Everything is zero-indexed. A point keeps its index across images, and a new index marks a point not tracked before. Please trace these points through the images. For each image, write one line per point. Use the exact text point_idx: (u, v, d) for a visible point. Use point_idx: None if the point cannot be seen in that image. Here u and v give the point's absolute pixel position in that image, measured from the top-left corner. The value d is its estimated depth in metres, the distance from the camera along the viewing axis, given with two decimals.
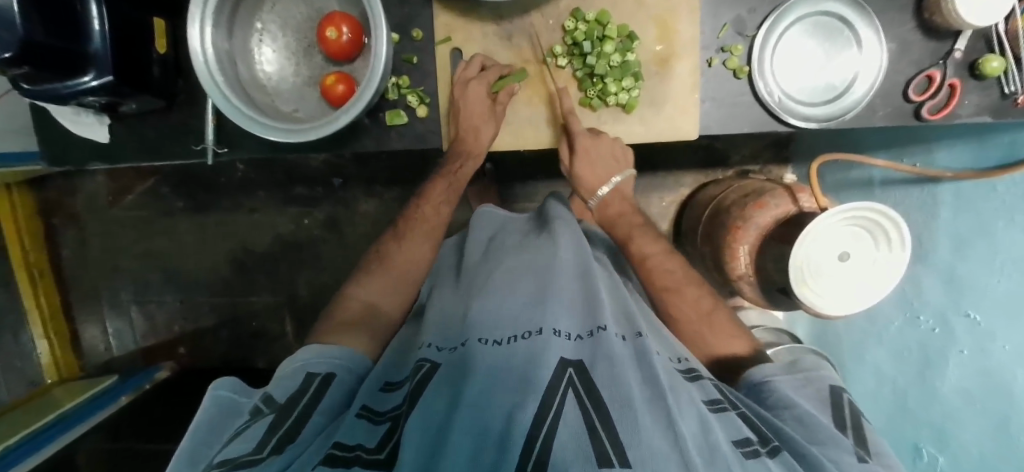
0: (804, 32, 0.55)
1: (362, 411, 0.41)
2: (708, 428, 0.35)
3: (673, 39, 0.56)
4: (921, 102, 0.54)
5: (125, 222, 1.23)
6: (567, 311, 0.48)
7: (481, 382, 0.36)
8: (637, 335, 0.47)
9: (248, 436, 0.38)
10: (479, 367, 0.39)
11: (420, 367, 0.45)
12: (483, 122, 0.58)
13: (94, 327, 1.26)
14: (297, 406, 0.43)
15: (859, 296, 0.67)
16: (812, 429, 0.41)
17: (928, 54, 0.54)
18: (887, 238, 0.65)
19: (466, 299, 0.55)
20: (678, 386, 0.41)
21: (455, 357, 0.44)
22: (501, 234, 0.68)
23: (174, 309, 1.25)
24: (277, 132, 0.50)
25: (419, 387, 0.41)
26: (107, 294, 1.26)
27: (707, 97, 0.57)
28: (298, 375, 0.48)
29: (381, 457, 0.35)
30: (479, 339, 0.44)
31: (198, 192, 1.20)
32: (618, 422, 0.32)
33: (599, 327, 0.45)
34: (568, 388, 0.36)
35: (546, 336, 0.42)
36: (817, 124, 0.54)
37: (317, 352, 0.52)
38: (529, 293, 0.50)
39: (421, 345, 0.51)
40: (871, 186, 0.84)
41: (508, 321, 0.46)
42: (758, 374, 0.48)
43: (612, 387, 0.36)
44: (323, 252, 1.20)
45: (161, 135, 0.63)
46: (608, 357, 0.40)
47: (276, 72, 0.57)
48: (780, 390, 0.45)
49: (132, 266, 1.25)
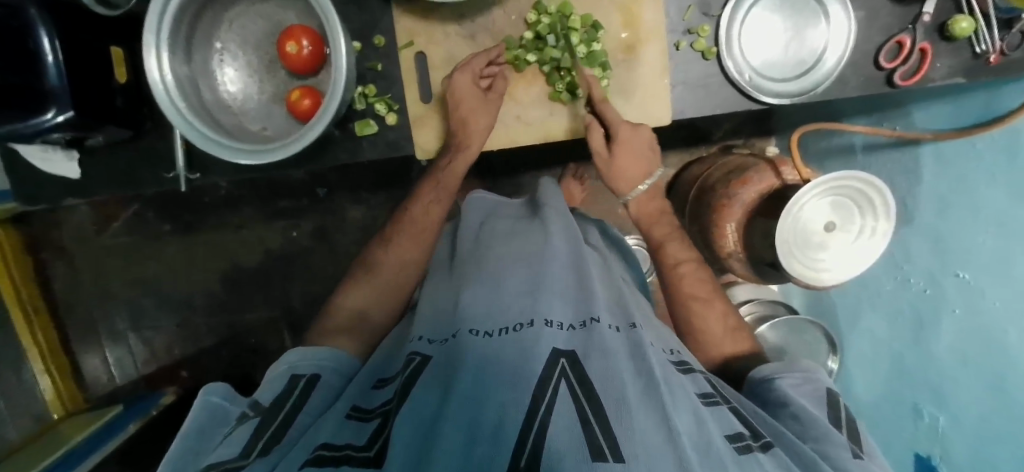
0: (771, 7, 0.53)
1: (352, 411, 0.41)
2: (703, 422, 0.36)
3: (638, 25, 0.55)
4: (893, 68, 0.53)
5: (114, 249, 1.22)
6: (558, 299, 0.48)
7: (473, 377, 0.36)
8: (630, 327, 0.47)
9: (235, 440, 0.37)
10: (470, 359, 0.39)
11: (411, 361, 0.44)
12: (476, 106, 0.55)
13: (95, 357, 1.26)
14: (281, 409, 0.43)
15: (858, 256, 0.67)
16: (806, 426, 0.41)
17: (898, 19, 0.53)
18: (869, 204, 0.66)
19: (454, 293, 0.55)
20: (674, 378, 0.41)
21: (447, 350, 0.44)
22: (491, 222, 0.67)
23: (172, 333, 1.25)
24: (247, 154, 0.49)
25: (410, 382, 0.40)
26: (104, 324, 1.25)
27: (677, 80, 0.56)
28: (281, 377, 0.48)
29: (370, 454, 0.33)
30: (470, 331, 0.44)
31: (183, 214, 1.19)
32: (612, 416, 0.32)
33: (592, 317, 0.46)
34: (561, 380, 0.36)
35: (538, 328, 0.42)
36: (788, 100, 0.53)
37: (305, 354, 0.52)
38: (521, 284, 0.50)
39: (411, 338, 0.51)
40: (853, 151, 0.84)
41: (495, 315, 0.46)
42: (766, 373, 0.49)
43: (606, 380, 0.36)
44: (315, 263, 1.20)
45: (135, 165, 0.63)
46: (601, 350, 0.40)
47: (241, 91, 0.56)
48: (778, 387, 0.46)
49: (126, 294, 1.24)
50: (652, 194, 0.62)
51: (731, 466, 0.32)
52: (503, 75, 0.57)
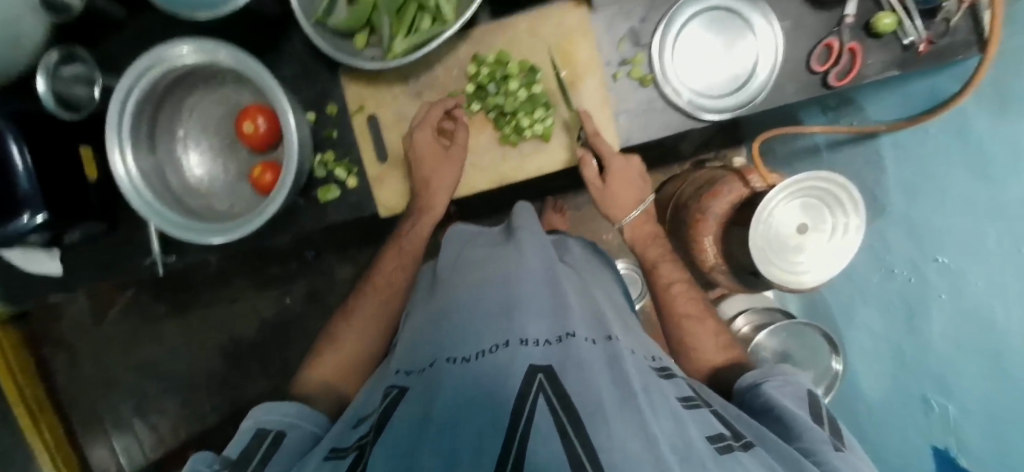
0: (696, 30, 0.56)
1: (330, 452, 0.39)
2: (684, 426, 0.34)
3: (574, 63, 0.57)
4: (826, 70, 0.54)
5: (113, 336, 1.22)
6: (534, 316, 0.45)
7: (448, 406, 0.34)
8: (607, 339, 0.44)
9: None
10: (446, 387, 0.36)
11: (388, 393, 0.42)
12: (437, 162, 0.57)
13: (102, 446, 1.24)
14: (250, 465, 0.40)
15: (834, 256, 0.66)
16: (790, 426, 0.40)
17: (823, 24, 0.55)
18: (840, 203, 0.65)
19: (431, 321, 0.51)
20: (654, 386, 0.39)
21: (422, 381, 0.41)
22: (466, 250, 0.65)
23: (177, 414, 1.24)
24: (214, 232, 0.50)
25: (386, 415, 0.38)
26: (108, 413, 1.24)
27: (621, 109, 0.57)
28: (248, 431, 0.45)
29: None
30: (448, 360, 0.41)
31: (178, 293, 1.20)
32: (587, 422, 0.30)
33: (567, 332, 0.43)
34: (539, 393, 0.33)
35: (513, 348, 0.39)
36: (730, 114, 0.54)
37: (271, 407, 0.48)
38: (495, 305, 0.48)
39: (392, 371, 0.48)
40: (818, 151, 0.85)
41: (472, 339, 0.43)
42: (748, 382, 0.48)
43: (584, 391, 0.34)
44: (310, 326, 1.19)
45: (114, 255, 0.64)
46: (577, 362, 0.38)
47: (207, 174, 0.58)
48: (762, 393, 0.45)
49: (128, 380, 1.24)
50: (645, 218, 0.64)
51: (712, 466, 0.30)
52: (462, 124, 0.58)
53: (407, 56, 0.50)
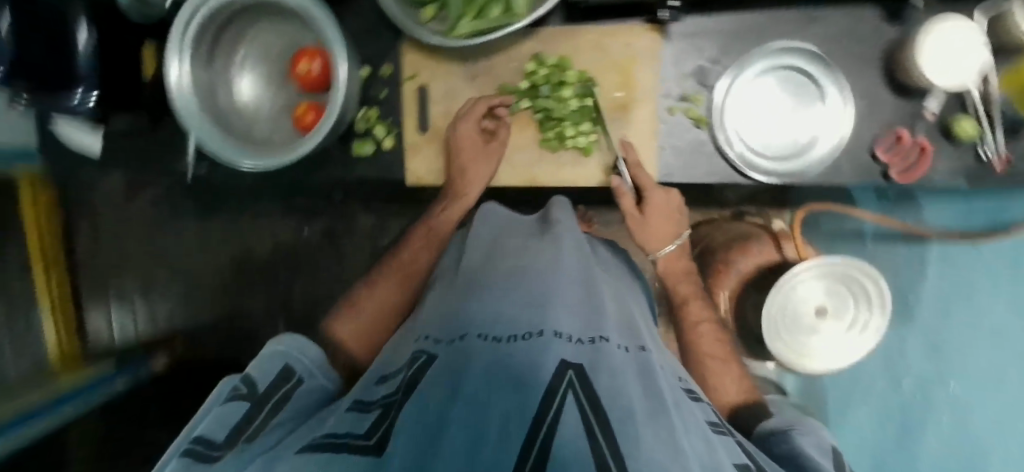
0: (766, 86, 0.54)
1: (354, 404, 0.34)
2: (715, 448, 0.27)
3: (632, 86, 0.56)
4: (889, 163, 0.52)
5: (136, 218, 1.26)
6: (571, 310, 0.36)
7: (475, 382, 0.25)
8: (640, 349, 0.36)
9: (224, 417, 0.35)
10: (475, 365, 0.28)
11: (416, 358, 0.35)
12: (475, 153, 0.58)
13: (100, 316, 1.29)
14: (272, 397, 0.40)
15: (849, 350, 0.64)
16: (806, 470, 0.36)
17: (898, 114, 0.52)
18: (867, 297, 0.63)
19: (463, 288, 0.44)
20: (684, 402, 0.32)
21: (452, 352, 0.32)
22: (503, 235, 0.54)
23: (175, 305, 1.28)
24: (250, 157, 0.52)
25: (415, 380, 0.31)
26: (115, 286, 1.29)
27: (666, 144, 0.56)
28: (277, 362, 0.45)
29: (369, 442, 0.25)
30: (478, 335, 0.33)
31: (206, 197, 1.24)
32: (616, 426, 0.23)
33: (601, 334, 0.33)
34: (568, 391, 0.24)
35: (548, 339, 0.30)
36: (777, 179, 0.52)
37: (297, 343, 0.48)
38: (534, 281, 0.39)
39: (417, 337, 0.41)
40: (861, 239, 0.78)
41: (504, 318, 0.35)
42: (771, 427, 0.47)
43: (613, 393, 0.26)
44: (320, 263, 1.23)
45: (150, 149, 0.66)
46: (609, 367, 0.29)
47: (255, 99, 0.60)
48: (788, 442, 0.42)
49: (140, 262, 1.28)
50: (680, 252, 0.61)
51: None
52: (506, 124, 0.59)
53: (468, 40, 0.51)
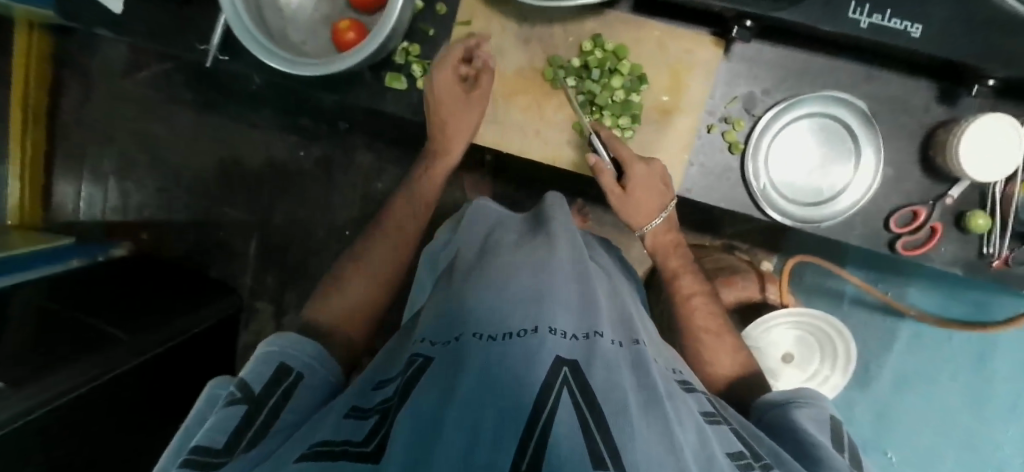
0: (807, 129, 0.54)
1: (350, 410, 0.31)
2: (707, 440, 0.29)
3: (681, 94, 0.55)
4: (900, 234, 0.53)
5: (131, 95, 1.19)
6: (566, 306, 0.35)
7: (475, 376, 0.26)
8: (634, 343, 0.36)
9: (218, 423, 0.32)
10: (473, 360, 0.28)
11: (413, 362, 0.33)
12: (457, 102, 0.55)
13: (68, 186, 1.21)
14: (269, 399, 0.36)
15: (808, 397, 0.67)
16: (810, 451, 0.37)
17: (920, 191, 0.53)
18: (831, 348, 0.66)
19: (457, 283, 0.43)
20: (675, 392, 0.34)
21: (447, 353, 0.32)
22: (495, 233, 0.54)
23: (148, 195, 1.21)
24: (280, 60, 0.49)
25: (409, 386, 0.30)
26: (92, 159, 1.21)
27: (697, 160, 0.56)
28: (268, 363, 0.40)
29: (369, 448, 0.24)
30: (473, 336, 0.32)
31: (209, 91, 1.18)
32: (610, 419, 0.25)
33: (596, 330, 0.34)
34: (562, 387, 0.26)
35: (543, 336, 0.30)
36: (793, 222, 0.53)
37: (292, 340, 0.44)
38: (528, 271, 0.39)
39: (413, 339, 0.39)
40: (839, 299, 0.86)
41: (498, 311, 0.34)
42: (774, 398, 0.47)
43: (609, 390, 0.27)
44: (309, 189, 1.19)
45: (171, 25, 0.64)
46: (605, 361, 0.30)
47: (297, 0, 0.57)
48: (790, 418, 0.43)
49: (122, 139, 1.20)
50: (667, 227, 0.61)
51: None
52: (486, 70, 0.55)
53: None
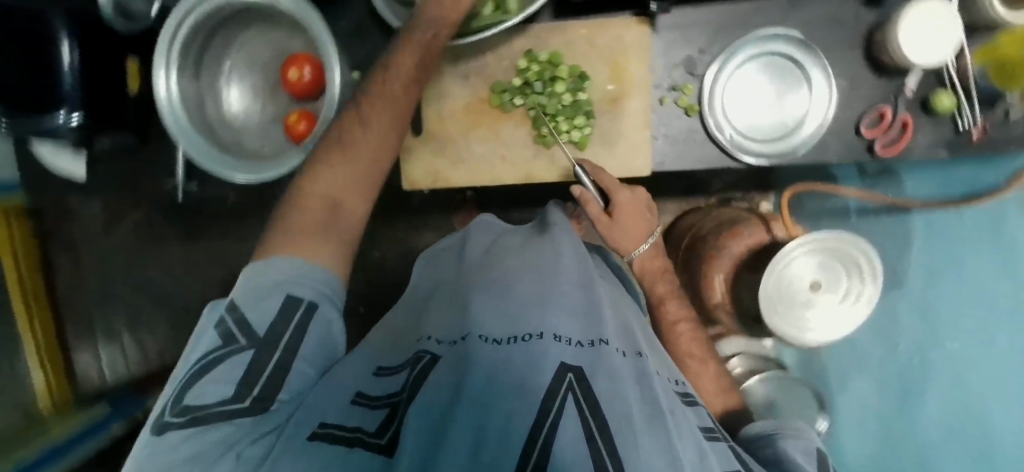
0: (752, 71, 0.56)
1: (360, 395, 0.32)
2: (707, 456, 0.28)
3: (624, 79, 0.57)
4: (874, 138, 0.54)
5: (122, 248, 1.18)
6: (568, 311, 0.36)
7: (478, 385, 0.27)
8: (638, 354, 0.35)
9: (223, 372, 0.32)
10: (476, 368, 0.29)
11: (418, 358, 0.35)
12: None
13: (88, 354, 1.22)
14: (282, 334, 0.36)
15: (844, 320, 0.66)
16: None
17: (878, 92, 0.54)
18: (858, 268, 0.65)
19: (456, 291, 0.44)
20: (677, 406, 0.33)
21: (455, 353, 0.33)
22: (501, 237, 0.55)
23: (162, 339, 1.20)
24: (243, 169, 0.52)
25: (416, 382, 0.31)
26: (101, 320, 1.21)
27: (659, 133, 0.57)
28: (276, 293, 0.37)
29: (384, 441, 0.27)
30: (479, 335, 0.33)
31: (190, 218, 1.14)
32: (618, 436, 0.24)
33: (601, 337, 0.33)
34: (568, 393, 0.26)
35: (547, 342, 0.31)
36: (767, 161, 0.54)
37: (304, 265, 0.39)
38: (530, 278, 0.40)
39: (419, 335, 0.40)
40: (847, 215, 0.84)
41: (503, 317, 0.35)
42: (757, 428, 0.43)
43: (613, 402, 0.27)
44: None
45: None
46: (610, 370, 0.30)
47: (244, 110, 0.60)
48: (770, 448, 0.39)
49: (123, 292, 1.20)
50: (655, 252, 0.59)
51: None
52: None
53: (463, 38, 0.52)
